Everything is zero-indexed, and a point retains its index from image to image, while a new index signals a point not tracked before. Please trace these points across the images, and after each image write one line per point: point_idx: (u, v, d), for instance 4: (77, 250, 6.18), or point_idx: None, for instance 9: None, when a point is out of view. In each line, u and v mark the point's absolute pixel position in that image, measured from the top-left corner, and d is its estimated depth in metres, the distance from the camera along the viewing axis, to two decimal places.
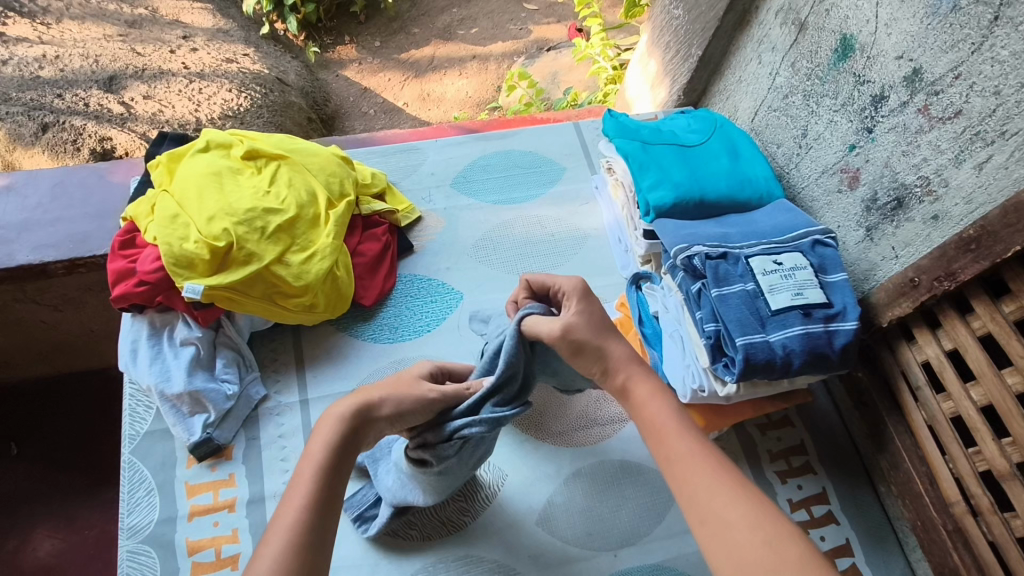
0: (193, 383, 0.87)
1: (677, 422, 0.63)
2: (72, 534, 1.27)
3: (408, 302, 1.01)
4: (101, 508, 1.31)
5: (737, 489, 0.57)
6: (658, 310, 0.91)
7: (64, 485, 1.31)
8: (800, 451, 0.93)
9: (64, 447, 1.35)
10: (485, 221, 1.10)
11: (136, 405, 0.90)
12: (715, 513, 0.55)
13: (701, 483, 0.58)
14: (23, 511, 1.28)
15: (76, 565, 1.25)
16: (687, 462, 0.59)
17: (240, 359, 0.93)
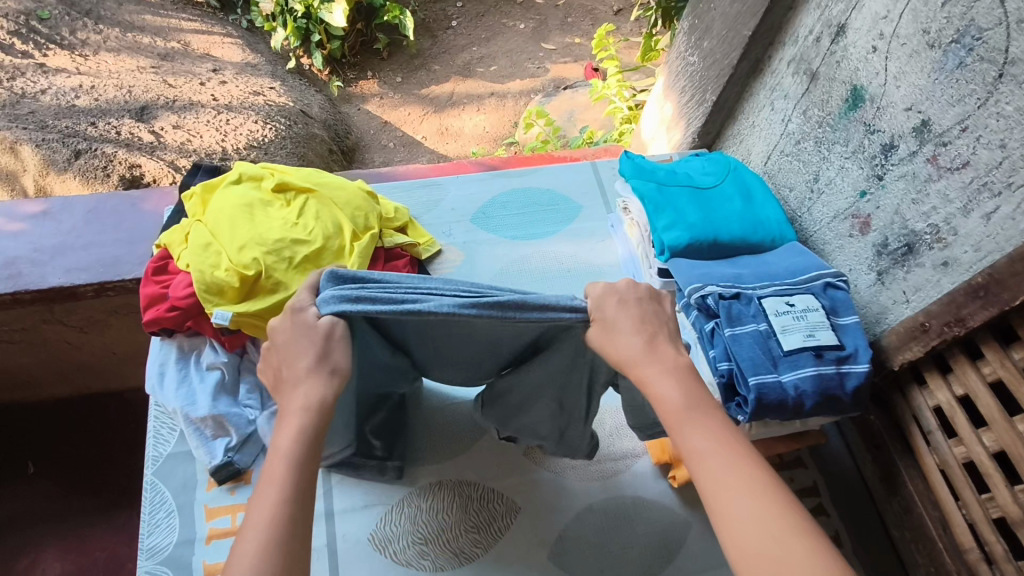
0: (216, 407, 0.90)
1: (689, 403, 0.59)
2: (82, 554, 1.29)
3: None
4: (113, 529, 1.32)
5: (749, 480, 0.54)
6: None
7: (79, 506, 1.33)
8: (813, 493, 0.96)
9: (79, 467, 1.37)
10: (504, 254, 1.13)
11: (161, 427, 0.93)
12: (723, 504, 0.54)
13: (708, 472, 0.55)
14: (37, 531, 1.30)
15: None
16: (698, 449, 0.57)
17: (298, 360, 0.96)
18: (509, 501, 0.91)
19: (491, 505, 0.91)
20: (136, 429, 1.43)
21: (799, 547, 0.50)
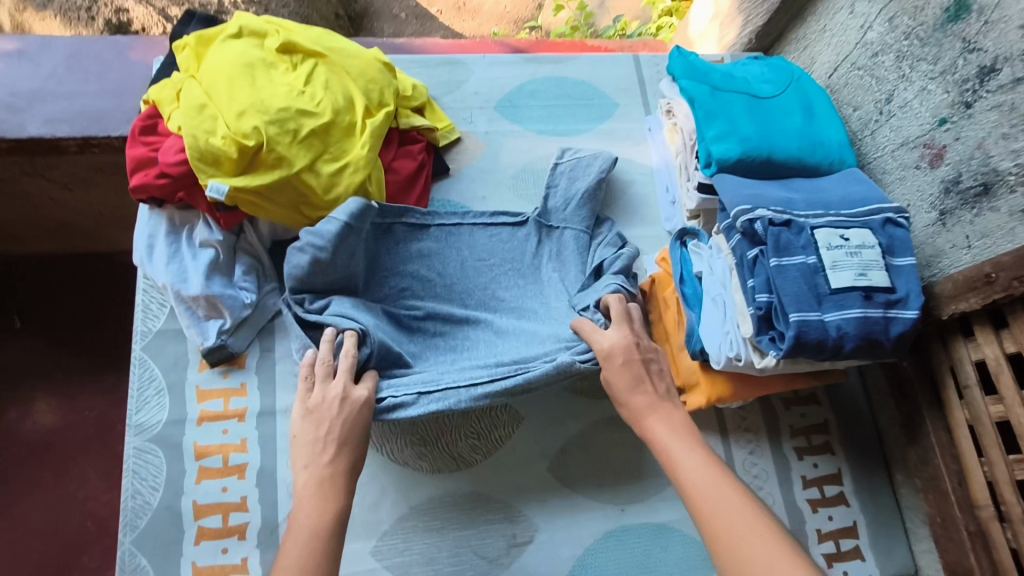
0: (210, 287, 0.83)
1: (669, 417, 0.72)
2: (72, 412, 1.28)
3: None
4: (104, 391, 1.31)
5: (716, 475, 0.66)
6: (703, 270, 0.87)
7: (67, 366, 1.31)
8: (822, 430, 0.96)
9: (66, 328, 1.32)
10: (528, 149, 1.03)
11: (149, 302, 0.87)
12: (697, 492, 0.65)
13: (683, 464, 0.67)
14: (25, 387, 1.28)
15: (75, 444, 1.26)
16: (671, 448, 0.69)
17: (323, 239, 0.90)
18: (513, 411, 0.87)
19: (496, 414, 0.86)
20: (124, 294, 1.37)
21: (764, 528, 0.61)
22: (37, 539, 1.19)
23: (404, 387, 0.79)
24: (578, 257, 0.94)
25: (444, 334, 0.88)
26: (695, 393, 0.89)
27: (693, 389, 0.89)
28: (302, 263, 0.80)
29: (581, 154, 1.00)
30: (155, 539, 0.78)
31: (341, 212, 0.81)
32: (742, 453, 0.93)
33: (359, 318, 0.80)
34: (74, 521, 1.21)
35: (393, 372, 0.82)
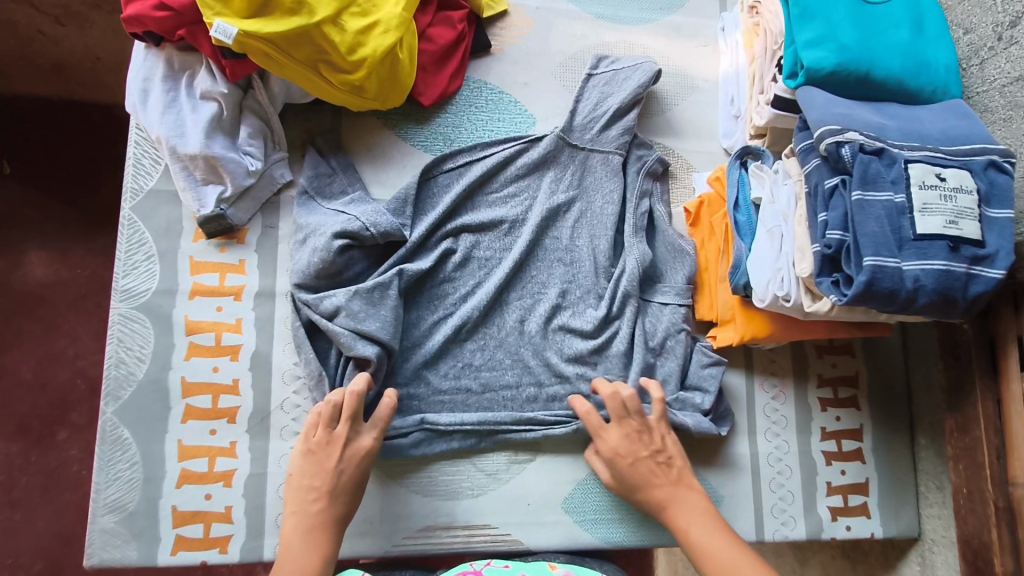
0: (210, 146, 0.73)
1: (692, 496, 0.72)
2: (64, 268, 1.22)
3: (473, 113, 0.86)
4: (96, 250, 1.24)
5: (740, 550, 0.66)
6: (762, 197, 0.78)
7: (58, 219, 1.22)
8: (851, 383, 0.90)
9: (56, 176, 1.22)
10: (583, 34, 0.90)
11: (142, 156, 0.77)
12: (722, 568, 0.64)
13: (706, 542, 0.67)
14: (12, 235, 1.20)
15: (66, 301, 1.21)
16: (694, 526, 0.69)
17: (322, 171, 0.79)
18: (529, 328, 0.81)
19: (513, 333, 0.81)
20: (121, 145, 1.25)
21: None
22: (25, 390, 1.17)
23: (423, 404, 0.78)
24: (621, 195, 0.86)
25: (468, 290, 0.81)
26: (726, 329, 0.83)
27: (725, 325, 0.83)
28: (311, 265, 0.73)
29: (619, 63, 0.87)
30: (139, 412, 0.73)
31: (367, 219, 0.74)
32: (763, 396, 0.87)
33: (335, 295, 0.73)
34: (62, 377, 1.18)
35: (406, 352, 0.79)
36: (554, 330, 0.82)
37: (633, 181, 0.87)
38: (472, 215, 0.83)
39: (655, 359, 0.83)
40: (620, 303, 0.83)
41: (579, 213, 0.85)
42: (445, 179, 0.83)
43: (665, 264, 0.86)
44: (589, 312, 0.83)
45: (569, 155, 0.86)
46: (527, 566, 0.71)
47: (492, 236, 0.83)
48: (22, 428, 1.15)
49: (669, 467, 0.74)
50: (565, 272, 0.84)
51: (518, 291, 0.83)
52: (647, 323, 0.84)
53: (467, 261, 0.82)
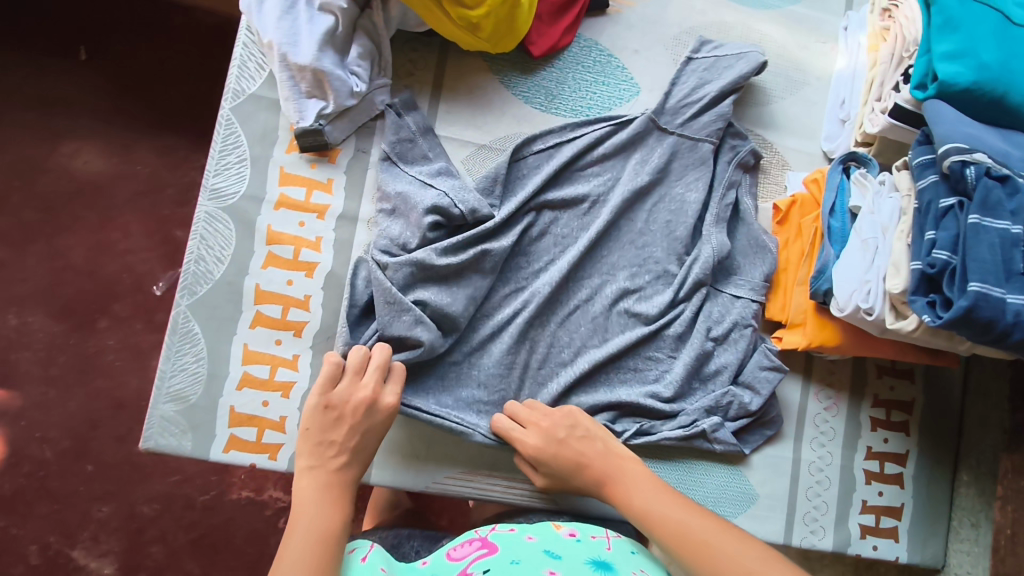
0: (320, 60, 0.72)
1: (634, 469, 0.68)
2: (125, 162, 1.25)
3: (579, 72, 0.84)
4: (158, 150, 1.26)
5: (695, 511, 0.62)
6: (862, 207, 0.76)
7: (127, 113, 1.26)
8: (904, 409, 0.89)
9: (137, 74, 1.27)
10: (702, 11, 0.88)
11: (248, 59, 0.77)
12: (683, 534, 0.60)
13: (659, 510, 0.63)
14: (85, 123, 1.25)
15: (126, 195, 1.24)
16: (639, 495, 0.65)
17: (404, 136, 0.77)
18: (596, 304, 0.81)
19: (574, 310, 0.81)
20: (206, 58, 1.30)
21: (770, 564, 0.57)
22: (74, 274, 1.20)
23: (482, 372, 0.78)
24: (709, 183, 0.84)
25: (541, 271, 0.80)
26: (793, 332, 0.82)
27: (793, 328, 0.82)
28: (403, 236, 0.74)
29: (723, 49, 0.84)
30: (211, 310, 0.74)
31: (461, 201, 0.74)
32: (815, 406, 0.87)
33: (417, 257, 0.72)
34: (111, 268, 1.21)
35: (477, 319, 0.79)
36: (617, 313, 0.81)
37: (722, 171, 0.84)
38: (557, 191, 0.81)
39: (715, 347, 0.82)
40: (686, 289, 0.82)
41: (662, 196, 0.83)
42: (534, 159, 0.81)
43: (743, 257, 0.84)
44: (656, 297, 0.82)
45: (658, 138, 0.83)
46: (532, 529, 0.69)
47: (570, 215, 0.82)
48: (67, 309, 1.19)
49: (592, 440, 0.71)
50: (636, 257, 0.83)
51: (589, 272, 0.82)
52: (713, 309, 0.83)
53: (542, 236, 0.81)
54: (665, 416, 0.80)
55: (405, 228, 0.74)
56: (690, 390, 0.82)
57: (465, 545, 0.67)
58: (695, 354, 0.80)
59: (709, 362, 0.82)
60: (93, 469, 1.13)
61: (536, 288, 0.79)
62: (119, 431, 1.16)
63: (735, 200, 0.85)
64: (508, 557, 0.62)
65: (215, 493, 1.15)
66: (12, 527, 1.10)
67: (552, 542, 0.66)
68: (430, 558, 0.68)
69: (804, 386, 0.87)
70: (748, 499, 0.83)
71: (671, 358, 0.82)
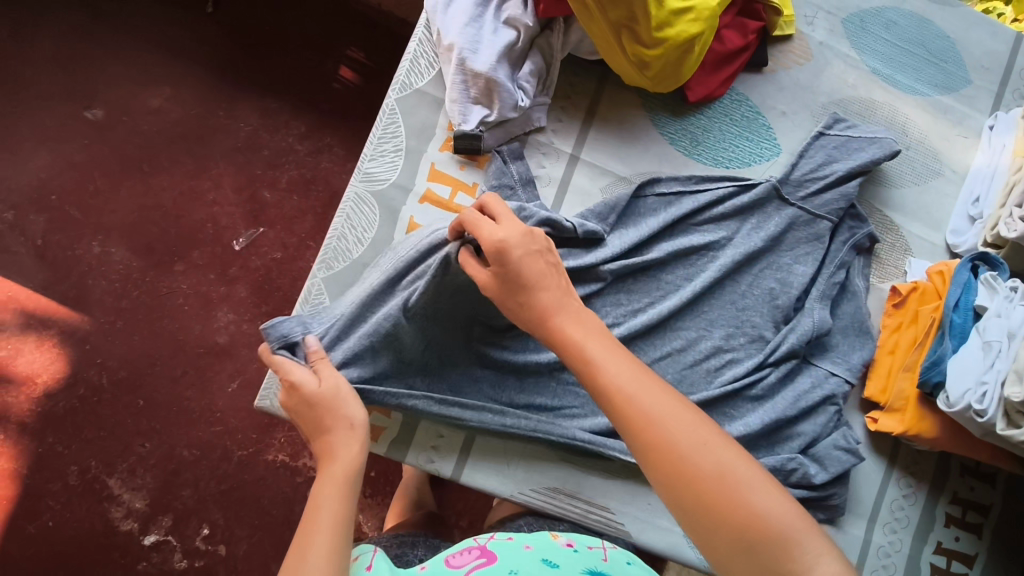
0: (496, 70, 0.74)
1: (585, 314, 0.55)
2: (232, 119, 1.29)
3: (725, 124, 0.86)
4: (263, 113, 1.29)
5: (648, 374, 0.51)
6: (989, 308, 0.77)
7: (244, 75, 1.30)
8: (980, 511, 0.88)
9: (255, 36, 1.32)
10: (853, 85, 0.90)
11: (421, 56, 0.80)
12: (629, 394, 0.49)
13: (610, 365, 0.51)
14: (196, 73, 1.29)
15: (226, 150, 1.27)
16: (587, 345, 0.52)
17: (502, 185, 0.78)
18: (689, 357, 0.81)
19: (667, 361, 0.81)
20: (320, 29, 1.33)
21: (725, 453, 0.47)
22: (160, 216, 1.23)
23: (566, 391, 0.80)
24: (821, 259, 0.84)
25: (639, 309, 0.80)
26: (890, 417, 0.83)
27: (890, 412, 0.83)
28: None
29: (857, 130, 0.85)
30: (343, 287, 0.77)
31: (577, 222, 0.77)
32: (894, 491, 0.86)
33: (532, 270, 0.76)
34: (197, 216, 1.24)
35: None
36: (706, 368, 0.81)
37: (836, 251, 0.84)
38: (671, 240, 0.82)
39: (796, 415, 0.82)
40: (777, 356, 0.81)
41: (771, 263, 0.83)
42: (654, 201, 0.82)
43: (843, 337, 0.85)
44: (746, 360, 0.82)
45: (777, 208, 0.83)
46: (529, 535, 0.70)
47: (678, 265, 0.82)
48: (148, 248, 1.22)
49: (555, 273, 0.58)
50: (733, 318, 0.82)
51: (686, 322, 0.82)
52: (801, 381, 0.82)
53: (650, 277, 0.82)
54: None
55: None
56: (756, 448, 0.81)
57: (465, 553, 0.65)
58: (774, 417, 0.80)
59: (787, 426, 0.82)
60: (143, 404, 1.16)
61: (632, 325, 0.79)
62: (174, 372, 1.18)
63: (844, 278, 0.85)
64: (507, 565, 0.62)
65: (252, 451, 1.16)
66: (58, 444, 1.13)
67: (548, 550, 0.67)
68: (428, 563, 0.66)
69: (887, 469, 0.87)
70: None
71: (746, 417, 0.81)
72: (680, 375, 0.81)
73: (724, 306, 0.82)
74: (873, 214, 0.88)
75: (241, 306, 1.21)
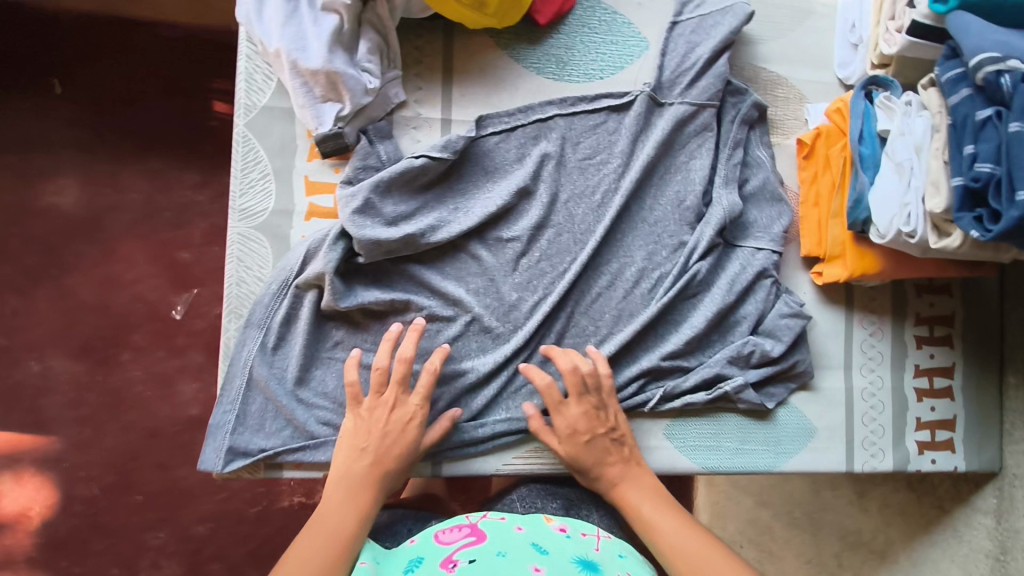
0: (332, 60, 0.70)
1: (649, 485, 0.70)
2: (119, 193, 1.21)
3: (586, 35, 0.83)
4: (148, 175, 1.22)
5: (692, 528, 0.64)
6: (891, 130, 0.76)
7: (114, 143, 1.22)
8: (946, 323, 0.89)
9: (106, 98, 1.22)
10: None
11: (254, 71, 0.75)
12: (677, 542, 0.63)
13: (664, 521, 0.65)
14: (64, 157, 1.20)
15: (123, 226, 1.20)
16: (649, 504, 0.67)
17: (370, 164, 0.74)
18: (622, 284, 0.81)
19: (604, 291, 0.80)
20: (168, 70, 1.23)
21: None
22: (87, 313, 1.17)
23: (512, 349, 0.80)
24: (716, 143, 0.83)
25: (551, 254, 0.79)
26: (833, 265, 0.83)
27: (832, 261, 0.83)
28: (393, 211, 0.73)
29: (706, 6, 0.82)
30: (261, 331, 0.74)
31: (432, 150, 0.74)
32: (861, 333, 0.87)
33: (405, 226, 0.73)
34: (123, 300, 1.18)
35: (503, 310, 0.77)
36: (640, 293, 0.80)
37: (727, 131, 0.83)
38: (569, 180, 0.80)
39: (739, 299, 0.81)
40: (700, 253, 0.80)
41: (669, 167, 0.83)
42: (533, 129, 0.80)
43: (760, 208, 0.84)
44: (669, 268, 0.81)
45: (658, 114, 0.82)
46: (522, 518, 0.66)
47: (581, 206, 0.80)
48: (87, 347, 1.16)
49: (621, 446, 0.72)
50: (650, 236, 0.82)
51: (608, 258, 0.81)
52: (734, 266, 0.82)
53: (558, 217, 0.80)
54: (685, 369, 0.80)
55: (389, 215, 0.73)
56: (709, 342, 0.81)
57: (453, 529, 0.64)
58: (717, 309, 0.80)
59: (733, 312, 0.82)
60: (142, 498, 1.13)
61: (559, 290, 0.78)
62: (160, 458, 1.14)
63: (744, 154, 0.84)
64: (495, 547, 0.60)
65: (264, 504, 1.16)
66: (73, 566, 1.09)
67: (542, 532, 0.64)
68: (418, 537, 0.65)
69: (849, 317, 0.87)
70: (807, 435, 0.84)
71: (689, 317, 0.81)
72: (618, 303, 0.80)
73: (639, 221, 0.82)
74: (755, 76, 0.86)
75: (201, 372, 1.18)
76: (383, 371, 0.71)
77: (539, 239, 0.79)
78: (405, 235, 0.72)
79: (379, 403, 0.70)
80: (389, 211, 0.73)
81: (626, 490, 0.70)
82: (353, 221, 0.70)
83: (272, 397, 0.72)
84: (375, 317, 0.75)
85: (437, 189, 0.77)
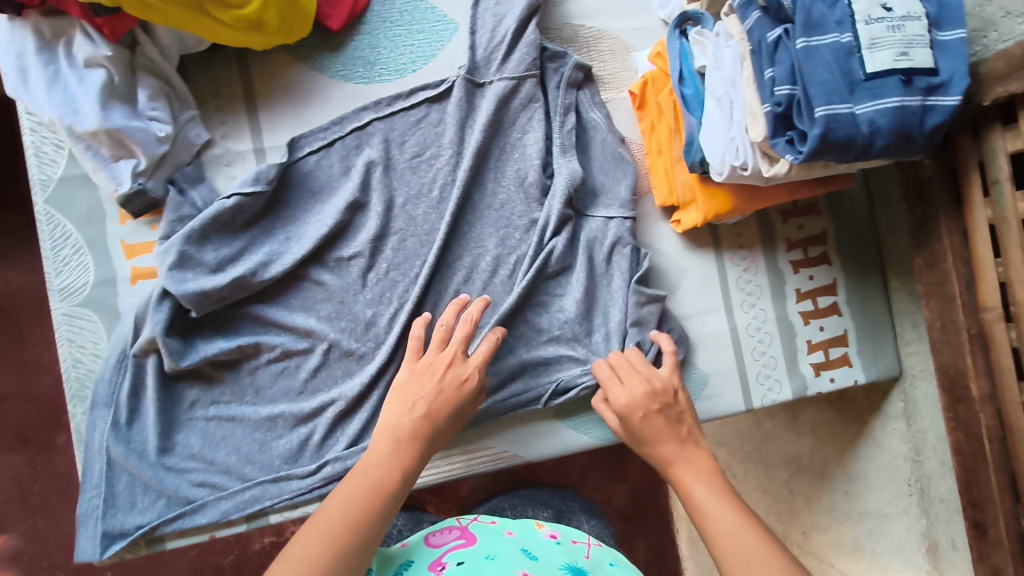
0: (109, 118, 0.66)
1: (714, 467, 0.65)
2: (32, 270, 1.09)
3: (389, 30, 0.79)
4: None
5: (742, 516, 0.59)
6: (707, 64, 0.73)
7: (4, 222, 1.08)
8: (820, 241, 0.88)
9: None
10: None
11: (41, 143, 0.71)
12: (718, 524, 0.59)
13: (711, 503, 0.61)
14: None
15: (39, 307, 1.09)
16: (701, 482, 0.63)
17: (185, 214, 0.71)
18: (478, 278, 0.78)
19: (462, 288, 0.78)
20: None
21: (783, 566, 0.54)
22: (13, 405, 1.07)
23: None
24: (545, 112, 0.80)
25: (399, 263, 0.76)
26: (689, 211, 0.81)
27: (687, 207, 0.81)
28: (214, 257, 0.70)
29: None
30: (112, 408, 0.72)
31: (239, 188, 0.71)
32: (734, 271, 0.86)
33: (231, 269, 0.71)
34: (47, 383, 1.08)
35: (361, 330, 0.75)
36: (499, 280, 0.78)
37: (554, 97, 0.81)
38: (402, 182, 0.77)
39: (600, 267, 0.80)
40: (550, 228, 0.78)
41: (503, 148, 0.80)
42: (354, 139, 0.77)
43: (605, 169, 0.82)
44: (523, 250, 0.79)
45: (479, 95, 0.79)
46: (514, 524, 0.73)
47: (421, 205, 0.77)
48: (21, 439, 1.07)
49: (682, 425, 0.68)
50: (498, 221, 0.79)
51: (459, 252, 0.78)
52: (589, 234, 0.80)
53: (399, 222, 0.77)
54: (561, 348, 0.79)
55: (212, 262, 0.70)
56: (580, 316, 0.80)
57: (443, 533, 0.71)
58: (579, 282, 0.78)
59: (598, 281, 0.80)
60: None
61: (414, 295, 0.75)
62: None
63: (577, 118, 0.82)
64: (484, 549, 0.66)
65: (238, 551, 1.08)
66: None
67: (531, 538, 0.70)
68: (410, 542, 0.72)
69: (720, 258, 0.86)
70: (699, 386, 0.84)
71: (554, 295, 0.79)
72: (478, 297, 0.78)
73: (485, 209, 0.79)
74: (572, 37, 0.84)
75: None
76: (448, 329, 0.69)
77: (382, 249, 0.76)
78: (232, 279, 0.70)
79: (443, 358, 0.68)
80: (211, 259, 0.70)
81: (679, 466, 0.65)
82: (172, 277, 0.68)
83: (138, 470, 0.71)
84: (226, 366, 0.74)
85: (263, 224, 0.74)
